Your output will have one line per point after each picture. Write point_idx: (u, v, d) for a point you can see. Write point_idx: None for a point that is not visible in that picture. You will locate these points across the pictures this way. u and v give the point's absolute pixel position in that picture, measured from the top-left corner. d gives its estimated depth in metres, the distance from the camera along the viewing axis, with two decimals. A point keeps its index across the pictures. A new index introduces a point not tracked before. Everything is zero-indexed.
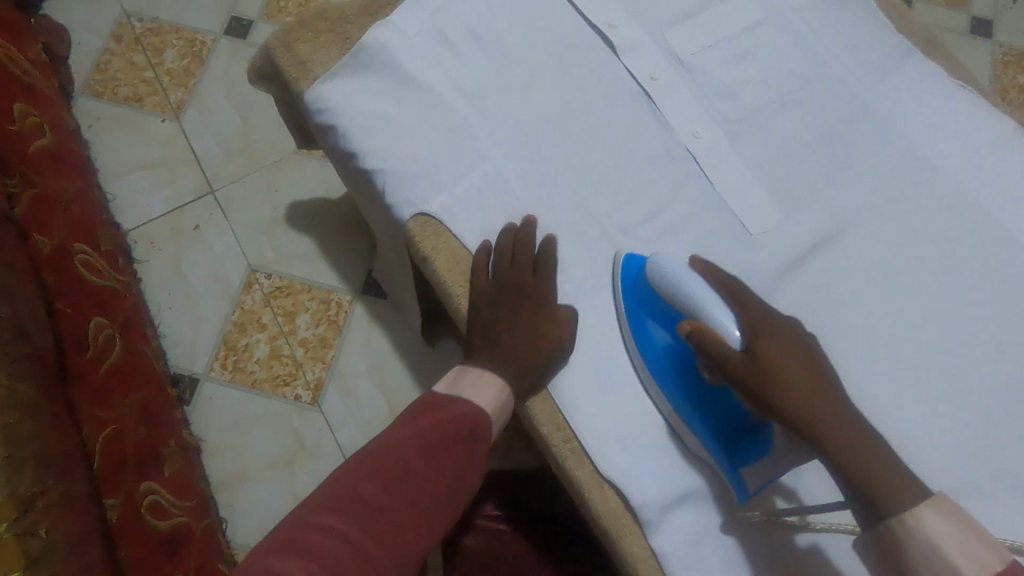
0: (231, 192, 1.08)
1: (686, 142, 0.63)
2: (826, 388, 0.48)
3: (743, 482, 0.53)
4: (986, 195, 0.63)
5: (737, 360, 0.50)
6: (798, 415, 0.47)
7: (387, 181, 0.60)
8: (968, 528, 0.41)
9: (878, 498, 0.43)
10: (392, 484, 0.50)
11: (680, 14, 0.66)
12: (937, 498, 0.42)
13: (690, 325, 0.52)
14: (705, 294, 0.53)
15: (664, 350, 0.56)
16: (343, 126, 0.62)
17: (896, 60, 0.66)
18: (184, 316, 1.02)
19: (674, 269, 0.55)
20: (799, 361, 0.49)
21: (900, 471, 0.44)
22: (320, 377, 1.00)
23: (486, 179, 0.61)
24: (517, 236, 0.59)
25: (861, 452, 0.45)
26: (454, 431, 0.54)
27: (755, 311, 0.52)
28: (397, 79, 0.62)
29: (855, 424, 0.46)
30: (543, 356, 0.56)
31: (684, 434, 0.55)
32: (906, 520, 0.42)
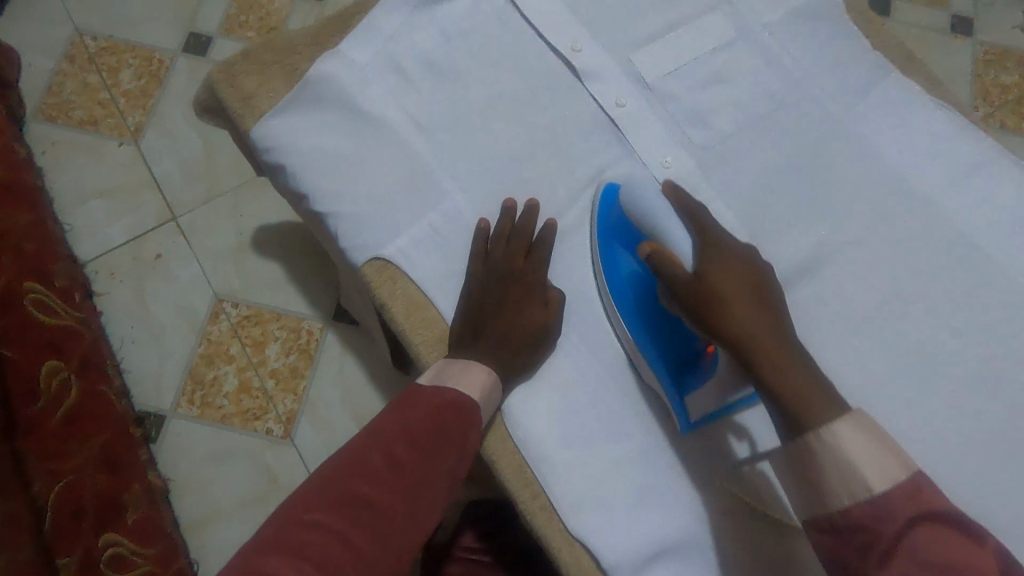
0: (194, 218, 1.04)
1: (656, 171, 0.61)
2: (767, 312, 0.48)
3: (685, 409, 0.53)
4: (967, 220, 0.60)
5: (687, 278, 0.49)
6: (735, 333, 0.47)
7: (339, 223, 0.57)
8: (884, 446, 0.41)
9: (794, 410, 0.43)
10: (378, 479, 0.47)
11: (646, 35, 0.63)
12: (853, 415, 0.42)
13: (651, 249, 0.51)
14: (670, 220, 0.54)
15: (629, 276, 0.57)
16: (292, 165, 0.58)
17: (872, 80, 0.63)
18: (148, 349, 0.98)
19: (638, 194, 0.55)
20: (745, 285, 0.49)
21: (821, 388, 0.44)
22: (292, 409, 0.97)
23: (445, 220, 0.58)
24: (513, 222, 0.57)
25: (784, 370, 0.45)
26: (443, 424, 0.50)
27: (713, 237, 0.52)
28: (349, 115, 0.59)
29: (786, 347, 0.46)
30: (539, 335, 0.54)
31: (636, 360, 0.55)
32: (818, 432, 0.42)
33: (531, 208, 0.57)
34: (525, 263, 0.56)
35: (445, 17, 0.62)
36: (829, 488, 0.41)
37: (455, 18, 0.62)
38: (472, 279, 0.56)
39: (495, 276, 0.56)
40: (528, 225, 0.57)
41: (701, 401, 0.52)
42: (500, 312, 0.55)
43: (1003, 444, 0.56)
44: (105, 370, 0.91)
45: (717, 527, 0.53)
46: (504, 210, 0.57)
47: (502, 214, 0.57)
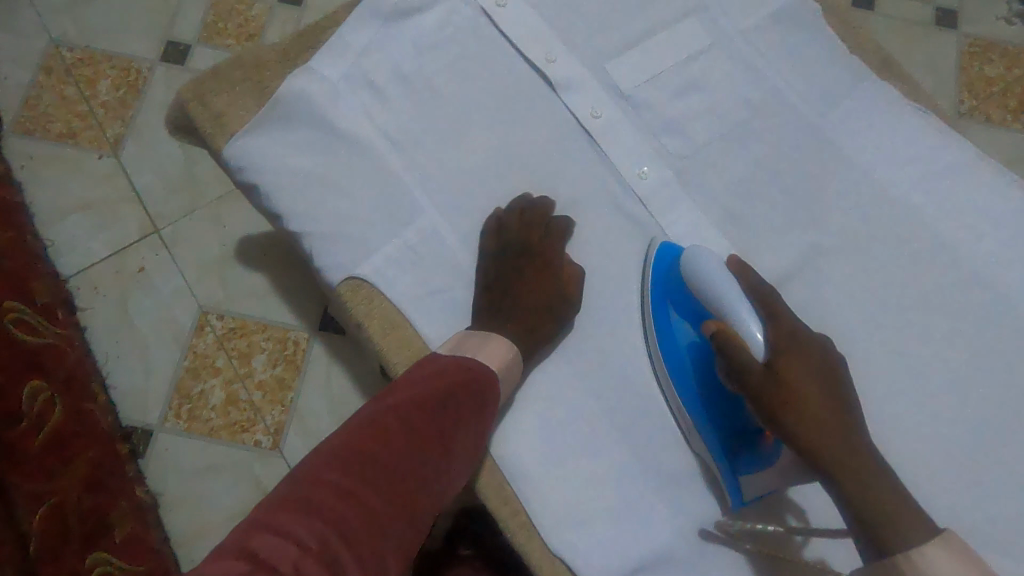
0: (177, 230, 1.03)
1: (632, 182, 0.60)
2: (845, 411, 0.46)
3: (741, 487, 0.52)
4: (944, 225, 0.60)
5: (758, 368, 0.48)
6: (810, 436, 0.45)
7: (313, 243, 0.57)
8: (978, 572, 0.39)
9: (878, 529, 0.42)
10: (391, 441, 0.47)
11: (620, 44, 0.63)
12: (946, 537, 0.40)
13: (715, 327, 0.50)
14: (736, 297, 0.51)
15: (685, 346, 0.55)
16: (264, 185, 0.58)
17: (848, 85, 0.63)
18: (134, 364, 0.98)
19: (705, 267, 0.53)
20: (822, 380, 0.47)
21: (906, 505, 0.42)
22: (280, 421, 0.97)
23: (420, 236, 0.57)
24: (529, 205, 0.58)
25: (868, 480, 0.43)
26: (458, 396, 0.50)
27: (787, 324, 0.50)
28: (321, 133, 0.59)
29: (866, 452, 0.44)
30: (549, 317, 0.55)
31: (690, 432, 0.55)
32: (910, 556, 0.40)
33: (544, 201, 0.58)
34: (542, 244, 0.57)
35: (417, 30, 0.61)
36: None
37: (427, 31, 0.62)
38: (487, 262, 0.57)
39: (511, 258, 0.56)
40: (545, 208, 0.58)
41: (758, 484, 0.51)
42: (513, 292, 0.56)
43: (979, 451, 0.56)
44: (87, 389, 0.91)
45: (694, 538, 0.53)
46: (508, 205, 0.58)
47: (516, 200, 0.58)
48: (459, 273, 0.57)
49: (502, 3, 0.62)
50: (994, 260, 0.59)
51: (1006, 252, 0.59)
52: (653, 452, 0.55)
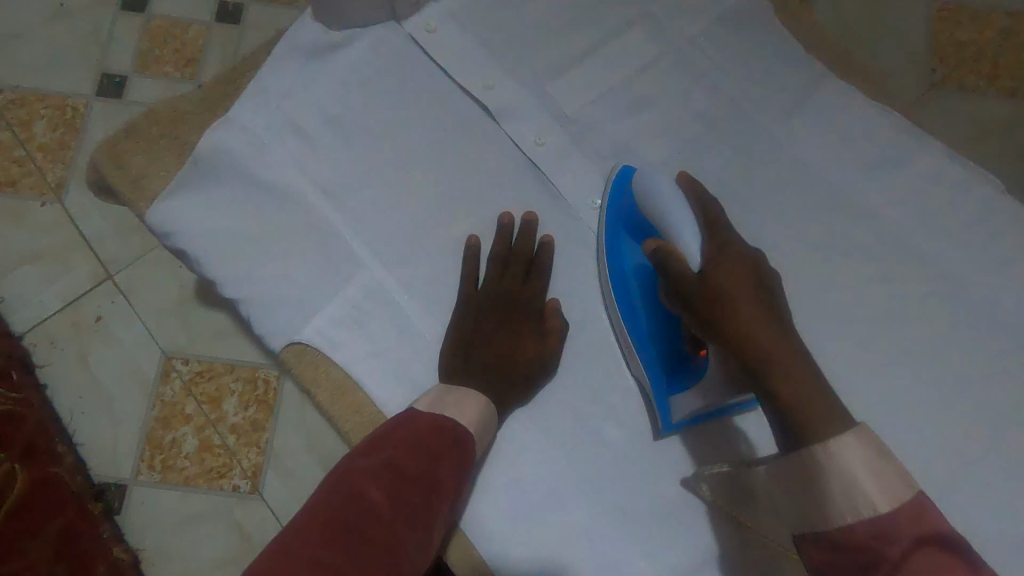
0: (130, 275, 0.99)
1: (584, 213, 0.57)
2: (777, 315, 0.46)
3: (670, 408, 0.53)
4: (912, 231, 0.57)
5: (694, 277, 0.48)
6: (739, 333, 0.44)
7: (251, 309, 0.54)
8: (893, 467, 0.38)
9: (798, 419, 0.41)
10: (375, 512, 0.40)
11: (561, 62, 0.59)
12: (861, 430, 0.39)
13: (656, 244, 0.50)
14: (682, 219, 0.50)
15: (633, 269, 0.55)
16: (192, 250, 0.54)
17: (804, 88, 0.59)
18: (100, 418, 0.95)
19: (653, 187, 0.52)
20: (755, 286, 0.47)
21: (827, 401, 0.41)
22: (257, 463, 0.94)
23: (363, 291, 0.54)
24: (510, 241, 0.56)
25: (792, 374, 0.42)
26: (444, 462, 0.45)
27: (724, 237, 0.50)
28: (249, 189, 0.55)
29: (793, 349, 0.44)
30: (528, 367, 0.53)
31: (628, 351, 0.55)
32: (824, 446, 0.39)
33: (530, 220, 0.56)
34: (523, 286, 0.55)
35: (343, 65, 0.57)
36: (833, 504, 0.38)
37: (355, 67, 0.57)
38: (465, 299, 0.54)
39: (491, 300, 0.54)
40: (527, 243, 0.56)
41: (689, 402, 0.52)
42: (485, 341, 0.53)
43: (959, 468, 0.54)
44: (44, 456, 0.88)
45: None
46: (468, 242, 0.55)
47: (497, 234, 0.56)
48: (407, 328, 0.54)
49: (432, 29, 0.58)
50: (965, 265, 0.57)
51: (976, 255, 0.57)
52: (626, 499, 0.52)
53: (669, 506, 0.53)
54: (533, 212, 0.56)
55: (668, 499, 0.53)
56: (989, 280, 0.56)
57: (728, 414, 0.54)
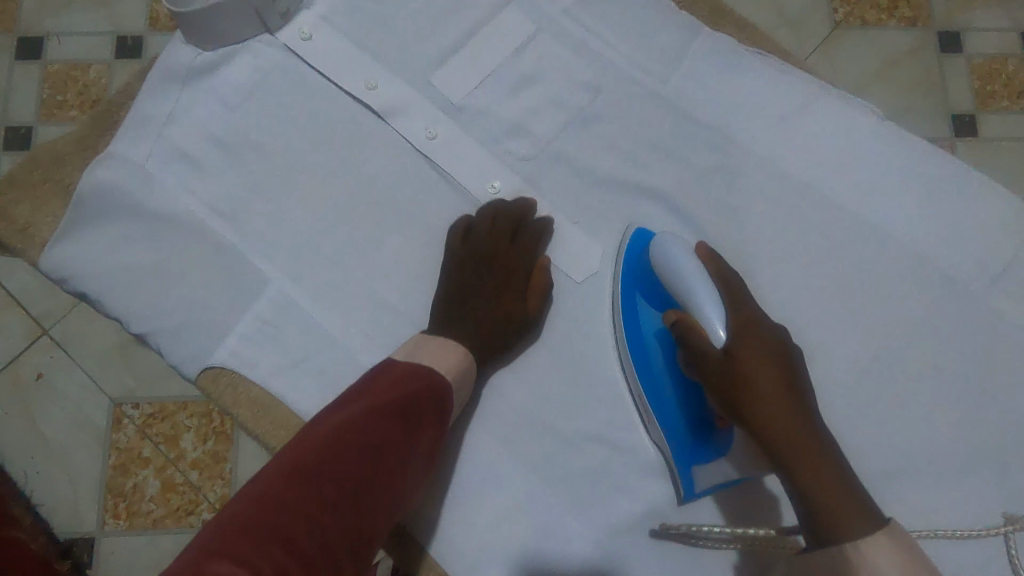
0: (66, 326, 0.97)
1: (484, 197, 0.58)
2: (801, 397, 0.46)
3: (693, 478, 0.52)
4: (804, 169, 0.59)
5: (715, 358, 0.47)
6: (764, 420, 0.45)
7: (160, 341, 0.53)
8: (915, 562, 0.40)
9: (825, 516, 0.42)
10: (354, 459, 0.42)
11: (442, 52, 0.59)
12: (892, 529, 0.41)
13: (677, 318, 0.50)
14: (705, 291, 0.49)
15: (649, 336, 0.54)
16: (92, 292, 0.53)
17: (684, 43, 0.60)
18: (55, 475, 0.93)
19: (674, 256, 0.51)
20: (779, 372, 0.46)
21: (854, 498, 0.43)
22: (224, 495, 0.93)
23: (272, 306, 0.53)
24: (502, 205, 0.56)
25: (820, 471, 0.43)
26: (423, 404, 0.47)
27: (748, 312, 0.49)
28: (139, 221, 0.54)
29: (822, 444, 0.45)
30: (509, 329, 0.54)
31: (648, 420, 0.54)
32: (853, 543, 0.41)
33: (525, 198, 0.57)
34: (510, 246, 0.55)
35: (223, 84, 0.57)
36: None
37: (234, 85, 0.57)
38: (454, 257, 0.55)
39: (479, 256, 0.55)
40: (520, 209, 0.56)
41: (711, 475, 0.52)
42: (465, 294, 0.54)
43: (868, 390, 0.57)
44: None
45: (614, 543, 0.53)
46: (373, 245, 0.55)
47: (489, 202, 0.57)
48: (320, 336, 0.53)
49: (307, 36, 0.58)
50: (854, 197, 0.59)
51: (865, 185, 0.59)
52: (560, 469, 0.54)
53: (600, 469, 0.54)
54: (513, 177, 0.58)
55: (600, 462, 0.54)
56: (876, 208, 0.59)
57: (755, 482, 0.54)
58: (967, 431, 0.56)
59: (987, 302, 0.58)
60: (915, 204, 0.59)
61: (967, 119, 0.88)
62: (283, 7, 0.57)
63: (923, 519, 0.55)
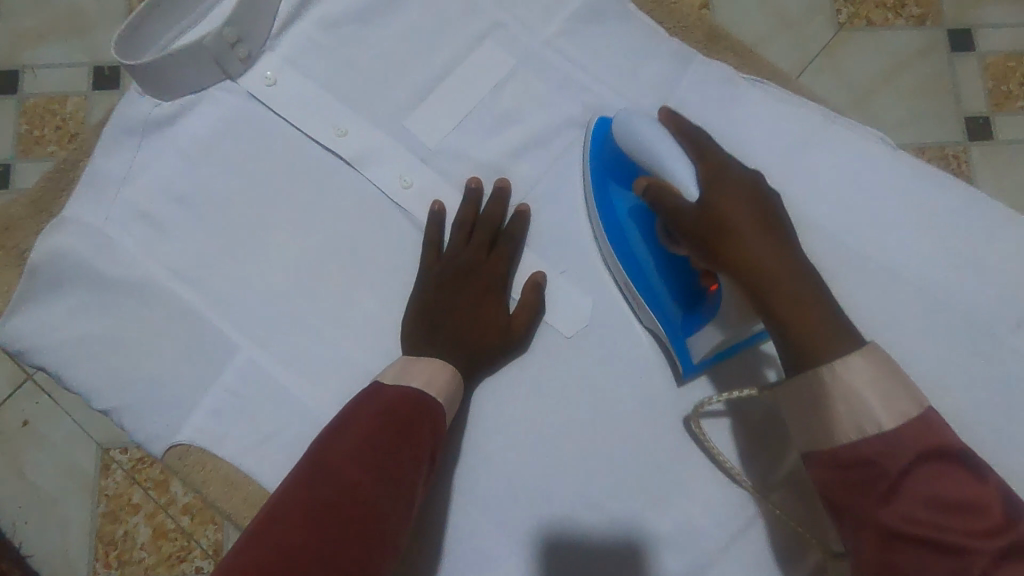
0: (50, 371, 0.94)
1: None
2: (779, 231, 0.42)
3: (688, 352, 0.51)
4: (808, 203, 0.55)
5: (685, 208, 0.44)
6: (744, 261, 0.41)
7: (122, 416, 0.50)
8: (896, 382, 0.38)
9: (807, 343, 0.40)
10: (360, 473, 0.38)
11: (415, 92, 0.55)
12: (870, 349, 0.39)
13: (646, 182, 0.46)
14: (669, 151, 0.45)
15: (626, 213, 0.52)
16: (50, 366, 0.50)
17: (673, 73, 0.56)
18: (44, 525, 0.90)
19: (635, 122, 0.48)
20: (756, 210, 0.42)
21: (833, 323, 0.40)
22: (217, 540, 0.91)
23: (239, 375, 0.50)
24: (478, 209, 0.53)
25: (804, 306, 0.40)
26: (420, 423, 0.42)
27: (716, 160, 0.45)
28: (97, 289, 0.50)
29: (803, 274, 0.41)
30: (493, 340, 0.50)
31: (637, 305, 0.53)
32: (831, 364, 0.39)
33: (502, 189, 0.53)
34: (487, 258, 0.52)
35: (182, 137, 0.53)
36: (836, 424, 0.38)
37: (194, 136, 0.53)
38: (430, 273, 0.51)
39: (460, 274, 0.51)
40: (497, 211, 0.53)
41: (704, 342, 0.49)
42: (450, 316, 0.50)
43: None
44: None
45: None
46: (346, 303, 0.52)
47: (464, 201, 0.53)
48: (292, 406, 0.50)
49: (270, 81, 0.54)
50: (865, 232, 0.54)
51: (875, 219, 0.55)
52: (555, 539, 0.50)
53: (597, 537, 0.50)
54: (507, 178, 0.54)
55: (596, 531, 0.50)
56: (888, 244, 0.54)
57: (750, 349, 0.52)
58: None
59: (1011, 344, 0.53)
60: (929, 239, 0.54)
61: (981, 121, 0.82)
62: (243, 52, 0.53)
63: None
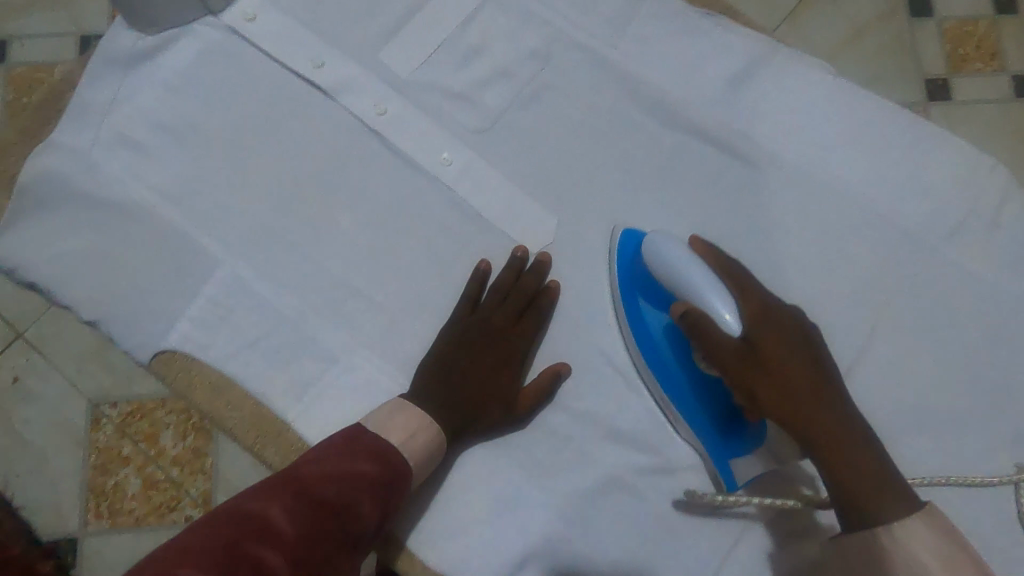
0: (40, 329, 0.96)
1: (434, 170, 0.56)
2: (827, 381, 0.46)
3: (733, 472, 0.52)
4: (757, 130, 0.59)
5: (732, 351, 0.47)
6: (799, 416, 0.45)
7: (111, 327, 0.53)
8: (952, 545, 0.42)
9: (866, 503, 0.43)
10: (300, 521, 0.39)
11: (388, 28, 0.59)
12: (928, 513, 0.42)
13: (684, 308, 0.48)
14: (708, 287, 0.48)
15: (660, 334, 0.53)
16: (41, 281, 0.53)
17: (632, 8, 0.59)
18: (36, 477, 0.93)
19: (662, 250, 0.51)
20: (805, 358, 0.46)
21: (889, 482, 0.43)
22: (206, 490, 0.94)
23: (222, 288, 0.53)
24: (518, 276, 0.55)
25: (849, 456, 0.44)
26: (384, 483, 0.43)
27: (756, 299, 0.49)
28: (85, 208, 0.53)
29: (848, 421, 0.45)
30: (517, 407, 0.52)
31: (675, 420, 0.54)
32: (888, 529, 0.42)
33: (543, 261, 0.55)
34: (515, 326, 0.54)
35: (166, 68, 0.56)
36: None
37: (177, 68, 0.56)
38: (465, 326, 0.53)
39: (479, 332, 0.53)
40: (535, 279, 0.54)
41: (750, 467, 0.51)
42: (461, 379, 0.51)
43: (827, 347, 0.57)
44: None
45: (581, 511, 0.52)
46: (324, 223, 0.55)
47: (507, 266, 0.55)
48: (272, 316, 0.53)
49: (250, 16, 0.57)
50: (810, 158, 0.59)
51: (817, 144, 0.59)
52: (523, 439, 0.53)
53: (561, 436, 0.54)
54: (549, 251, 0.56)
55: (561, 429, 0.54)
56: (830, 168, 0.59)
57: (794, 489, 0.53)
58: (924, 384, 0.56)
59: (941, 256, 0.58)
60: (868, 164, 0.59)
61: (939, 83, 0.85)
62: None
63: None
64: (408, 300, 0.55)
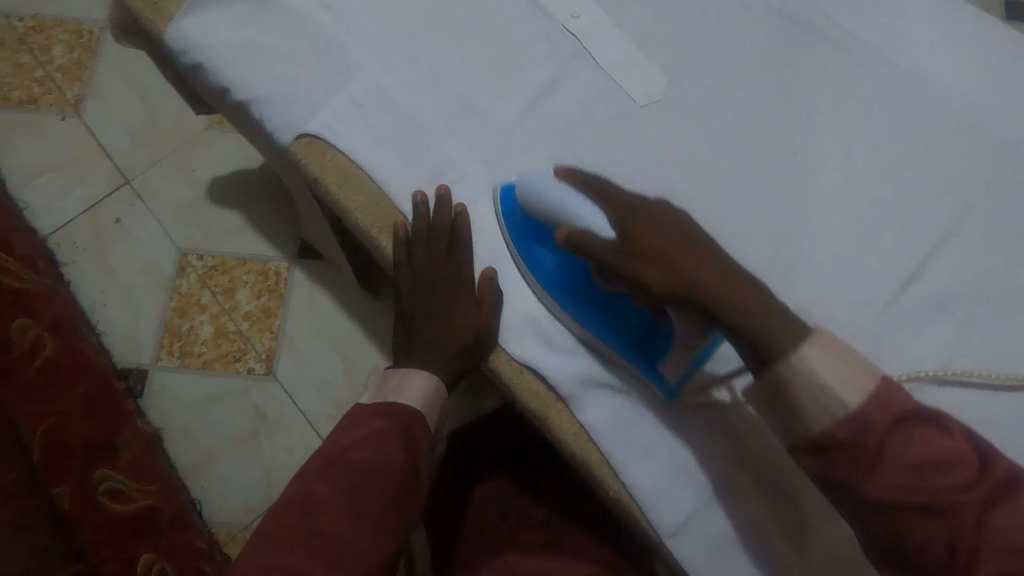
0: (147, 179, 1.04)
1: (564, 22, 0.62)
2: (703, 250, 0.47)
3: (663, 376, 0.53)
4: (865, 31, 0.63)
5: (607, 246, 0.49)
6: (684, 285, 0.46)
7: (261, 108, 0.58)
8: (852, 360, 0.43)
9: (770, 345, 0.44)
10: (345, 479, 0.49)
11: None
12: (820, 335, 0.44)
13: (565, 231, 0.50)
14: (567, 196, 0.51)
15: (561, 269, 0.54)
16: (207, 61, 0.59)
17: None
18: (121, 311, 0.99)
19: (535, 184, 0.52)
20: (674, 231, 0.48)
21: (784, 317, 0.45)
22: (271, 348, 0.99)
23: (363, 88, 0.58)
24: (428, 220, 0.55)
25: (745, 305, 0.45)
26: (401, 435, 0.53)
27: (622, 199, 0.50)
28: (257, 5, 0.60)
29: (734, 278, 0.46)
30: (457, 346, 0.56)
31: (601, 351, 0.54)
32: (790, 364, 0.43)
33: (441, 196, 0.55)
34: (446, 263, 0.57)
35: None
36: (806, 408, 0.43)
37: None
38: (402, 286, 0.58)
39: (422, 276, 0.57)
40: (447, 219, 0.56)
41: (675, 365, 0.51)
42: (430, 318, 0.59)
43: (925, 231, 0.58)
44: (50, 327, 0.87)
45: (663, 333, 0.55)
46: (460, 48, 0.60)
47: (414, 216, 0.55)
48: (404, 119, 0.58)
49: None
50: (915, 62, 0.62)
51: (926, 50, 0.62)
52: None
53: None
54: (445, 184, 0.57)
55: None
56: (937, 75, 0.62)
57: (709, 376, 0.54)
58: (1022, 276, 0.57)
59: None
60: (970, 75, 0.62)
61: None
62: None
63: (966, 351, 0.55)
64: (525, 127, 0.60)
